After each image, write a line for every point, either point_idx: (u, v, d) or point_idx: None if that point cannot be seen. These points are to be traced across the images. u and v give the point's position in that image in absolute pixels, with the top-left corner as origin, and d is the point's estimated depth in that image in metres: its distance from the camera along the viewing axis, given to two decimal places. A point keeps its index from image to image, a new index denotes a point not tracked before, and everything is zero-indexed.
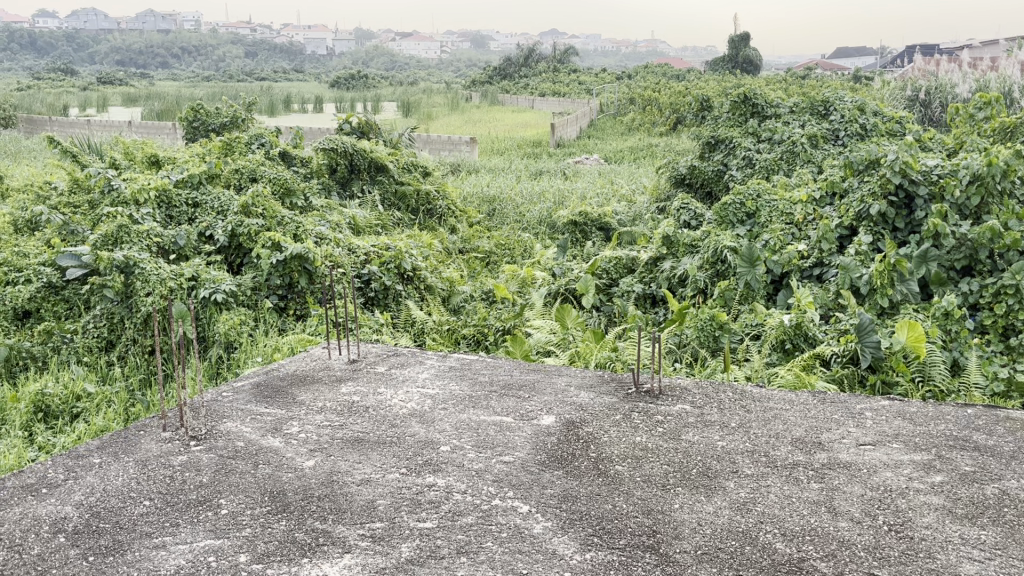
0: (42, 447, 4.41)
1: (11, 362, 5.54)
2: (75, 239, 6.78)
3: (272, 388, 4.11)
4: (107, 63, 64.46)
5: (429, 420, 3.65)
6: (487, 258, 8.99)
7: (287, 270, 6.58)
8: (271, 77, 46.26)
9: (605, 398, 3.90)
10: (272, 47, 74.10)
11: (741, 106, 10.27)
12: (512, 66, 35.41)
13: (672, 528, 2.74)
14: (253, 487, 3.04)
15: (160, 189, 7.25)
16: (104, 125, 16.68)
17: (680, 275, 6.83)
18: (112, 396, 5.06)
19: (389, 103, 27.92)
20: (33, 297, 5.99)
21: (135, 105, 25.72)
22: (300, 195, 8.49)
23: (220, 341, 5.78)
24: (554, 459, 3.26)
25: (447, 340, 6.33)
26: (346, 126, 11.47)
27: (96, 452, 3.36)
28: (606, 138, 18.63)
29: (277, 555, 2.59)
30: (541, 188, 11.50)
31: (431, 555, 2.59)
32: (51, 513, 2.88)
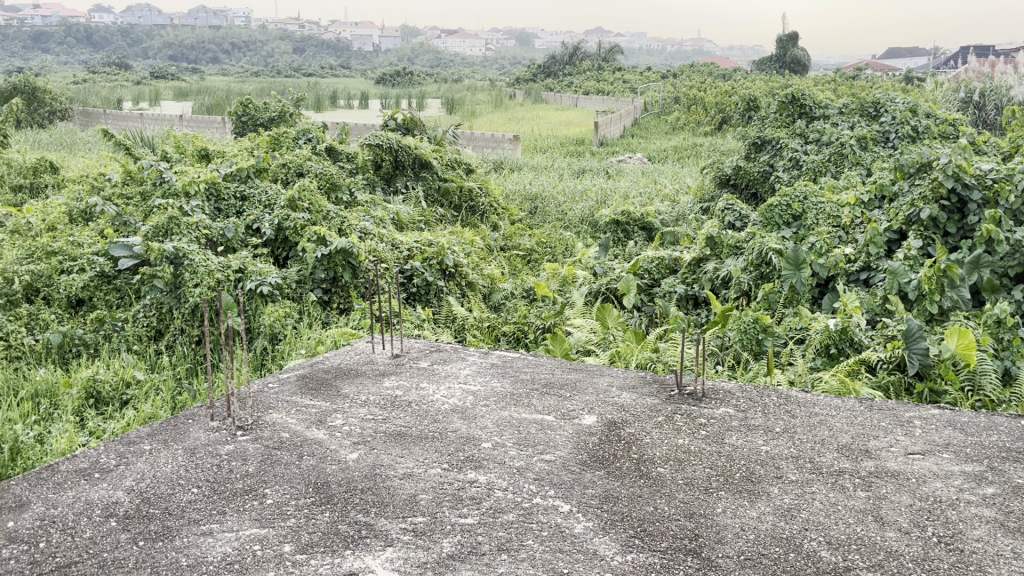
0: (93, 432, 4.52)
1: (64, 349, 5.68)
2: (127, 229, 6.93)
3: (317, 380, 4.16)
4: (159, 57, 65.71)
5: (471, 416, 3.67)
6: (528, 255, 8.98)
7: (331, 264, 6.66)
8: (319, 73, 46.84)
9: (647, 399, 3.88)
10: (319, 44, 74.93)
11: (789, 106, 10.14)
12: (557, 64, 35.37)
13: (715, 532, 2.72)
14: (298, 477, 3.08)
15: (210, 182, 7.39)
16: (155, 118, 17.03)
17: (723, 277, 6.76)
18: (160, 384, 5.17)
19: (433, 100, 28.03)
20: (87, 286, 6.13)
21: (186, 100, 26.27)
22: (345, 190, 8.58)
23: (265, 332, 5.87)
24: (596, 459, 3.25)
25: (487, 337, 6.36)
26: (391, 123, 11.55)
27: (146, 439, 3.44)
28: (650, 137, 18.51)
29: (321, 546, 2.63)
30: (583, 186, 11.47)
31: (472, 551, 2.60)
32: (103, 497, 2.95)
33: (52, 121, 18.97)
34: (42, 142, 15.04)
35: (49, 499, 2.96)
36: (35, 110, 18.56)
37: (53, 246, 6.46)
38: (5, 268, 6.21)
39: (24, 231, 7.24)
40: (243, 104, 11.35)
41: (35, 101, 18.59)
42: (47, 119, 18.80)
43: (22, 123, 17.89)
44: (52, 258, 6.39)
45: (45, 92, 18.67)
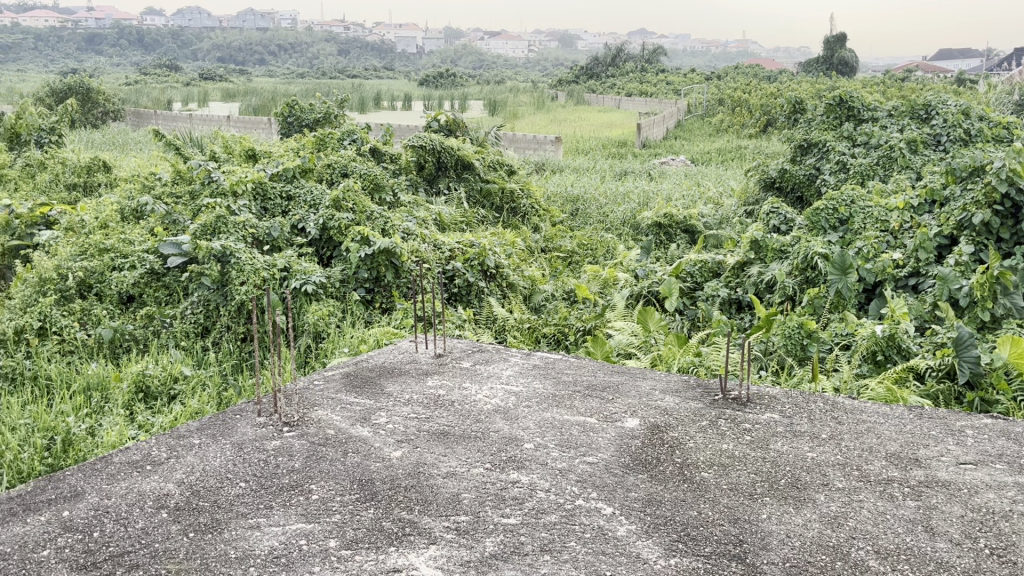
0: (142, 425, 4.61)
1: (115, 344, 5.80)
2: (176, 228, 7.07)
3: (361, 378, 4.21)
4: (207, 58, 66.89)
5: (514, 417, 3.68)
6: (569, 258, 8.96)
7: (375, 264, 6.72)
8: (363, 74, 47.25)
9: (691, 403, 3.85)
10: (363, 46, 75.67)
11: (836, 108, 10.00)
12: (600, 65, 35.25)
13: (760, 539, 2.69)
14: (343, 473, 3.12)
15: (256, 182, 7.51)
16: (204, 119, 17.35)
17: (768, 281, 6.68)
18: (207, 379, 5.26)
19: (475, 101, 28.12)
20: (137, 283, 6.26)
21: (234, 100, 26.74)
22: (389, 191, 8.65)
23: (309, 330, 5.95)
24: (638, 462, 3.24)
25: (528, 338, 6.37)
26: (435, 124, 11.61)
27: (196, 433, 3.51)
28: (693, 139, 18.35)
29: (365, 542, 2.66)
30: (626, 188, 11.42)
31: (515, 551, 2.60)
32: (154, 489, 3.02)
33: (105, 122, 19.44)
34: (94, 142, 15.41)
35: (102, 490, 3.03)
36: (89, 111, 19.05)
37: (106, 243, 6.57)
38: (60, 264, 6.27)
39: (77, 229, 7.31)
40: (289, 105, 11.49)
41: (89, 102, 19.09)
42: (100, 120, 19.25)
43: (77, 124, 18.37)
44: (104, 255, 6.50)
45: (99, 94, 19.13)
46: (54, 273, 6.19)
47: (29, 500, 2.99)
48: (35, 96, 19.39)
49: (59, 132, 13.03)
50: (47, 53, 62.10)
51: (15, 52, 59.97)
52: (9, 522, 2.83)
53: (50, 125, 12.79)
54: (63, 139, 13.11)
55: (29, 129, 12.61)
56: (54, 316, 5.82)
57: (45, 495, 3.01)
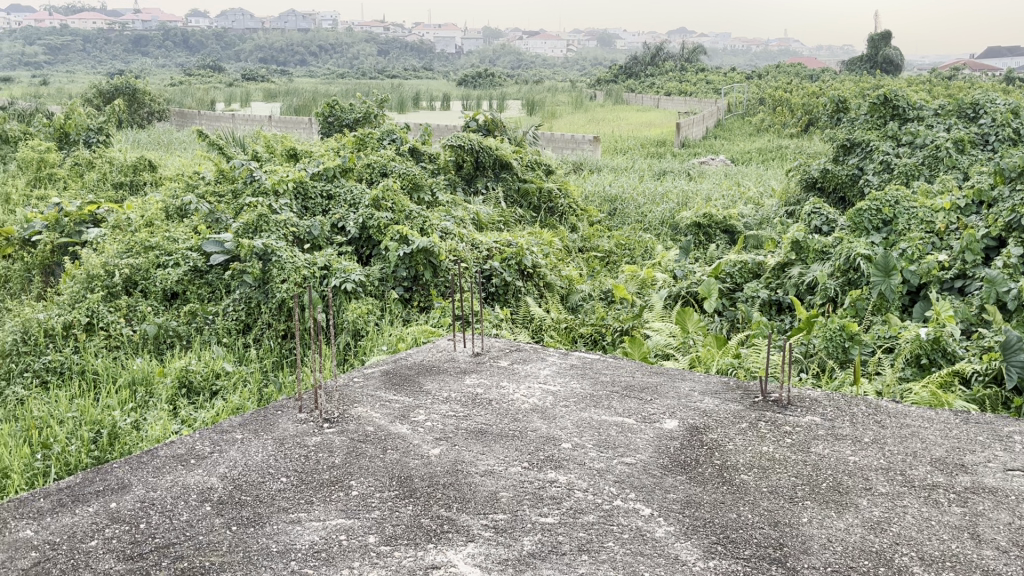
0: (185, 420, 4.69)
1: (159, 340, 5.91)
2: (219, 226, 7.18)
3: (401, 375, 4.25)
4: (250, 59, 67.80)
5: (551, 416, 3.68)
6: (607, 258, 8.92)
7: (413, 263, 6.77)
8: (402, 74, 47.48)
9: (730, 405, 3.82)
10: (402, 46, 76.17)
11: (881, 107, 9.83)
12: (639, 64, 35.01)
13: (801, 542, 2.66)
14: (382, 470, 3.15)
15: (297, 181, 7.61)
16: (246, 118, 17.58)
17: (809, 283, 6.58)
18: (248, 376, 5.34)
19: (513, 101, 28.15)
20: (181, 280, 6.37)
21: (275, 101, 27.09)
22: (427, 190, 8.70)
23: (348, 328, 6.00)
24: (678, 464, 3.22)
25: (565, 338, 6.37)
26: (473, 123, 11.63)
27: (239, 428, 3.57)
28: (733, 139, 18.18)
29: (404, 538, 2.68)
30: (664, 188, 11.35)
31: (553, 551, 2.61)
32: (198, 482, 3.07)
33: (151, 122, 19.79)
34: (140, 142, 15.71)
35: (148, 482, 3.09)
36: (135, 111, 19.42)
37: (151, 241, 6.68)
38: (106, 261, 6.38)
39: (124, 227, 7.44)
40: (330, 105, 11.60)
41: (136, 102, 19.45)
42: (146, 120, 19.60)
43: (123, 124, 18.74)
44: (150, 252, 6.61)
45: (145, 94, 19.47)
46: (101, 269, 6.31)
47: (78, 491, 3.06)
48: (84, 97, 19.83)
49: (106, 131, 13.30)
50: (95, 54, 63.42)
51: (64, 54, 61.35)
52: (59, 512, 2.90)
53: (97, 124, 13.06)
54: (110, 138, 13.38)
55: (78, 128, 12.89)
56: (101, 311, 5.94)
57: (93, 487, 3.08)
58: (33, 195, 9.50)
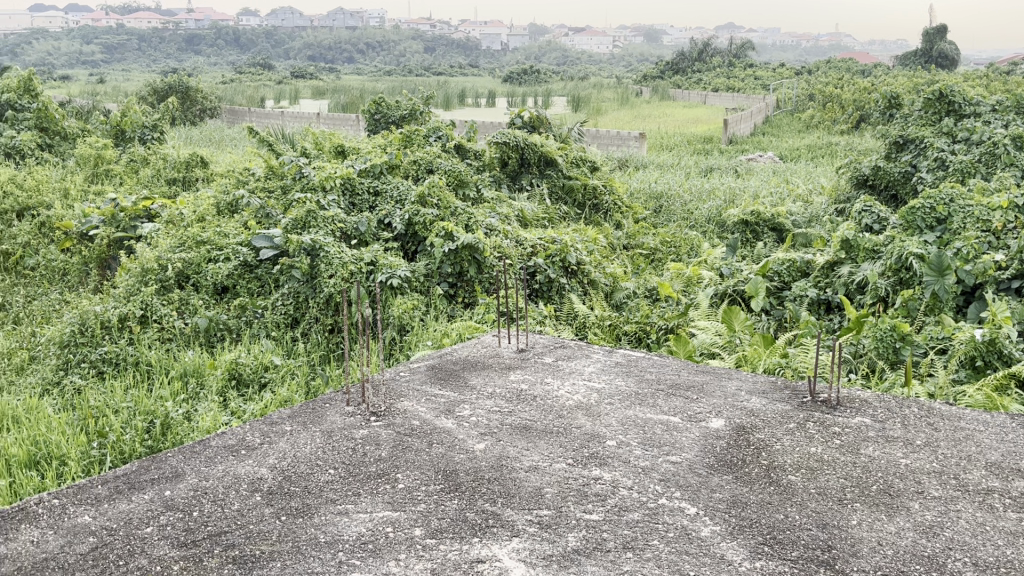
0: (234, 412, 4.78)
1: (210, 332, 6.03)
2: (269, 221, 7.30)
3: (446, 370, 4.27)
4: (299, 56, 68.67)
5: (596, 413, 3.67)
6: (652, 255, 8.87)
7: (458, 258, 6.81)
8: (449, 72, 47.63)
9: (778, 405, 3.77)
10: (448, 42, 76.48)
11: (935, 103, 9.60)
12: (686, 60, 34.62)
13: (850, 545, 2.62)
14: (428, 464, 3.17)
15: (346, 177, 7.70)
16: (295, 115, 17.81)
17: (859, 282, 6.46)
18: (296, 368, 5.42)
19: (559, 98, 28.09)
20: (231, 274, 6.48)
21: (323, 99, 27.42)
22: (473, 186, 8.73)
23: (394, 323, 6.06)
24: (724, 463, 3.19)
25: (609, 335, 6.35)
26: (518, 120, 11.63)
27: (288, 420, 3.62)
28: (782, 135, 17.92)
29: (450, 531, 2.70)
30: (711, 185, 11.24)
31: (597, 547, 2.60)
32: (249, 472, 3.14)
33: (203, 119, 20.18)
34: (192, 138, 16.03)
35: (201, 472, 3.16)
36: (188, 109, 19.80)
37: (202, 236, 6.81)
38: (160, 255, 6.52)
39: (177, 222, 7.60)
40: (377, 102, 11.70)
41: (188, 100, 19.83)
42: (198, 116, 19.98)
43: (177, 121, 19.14)
44: (201, 247, 6.74)
45: (197, 92, 19.83)
46: (155, 263, 6.45)
47: (134, 478, 3.14)
48: (139, 95, 20.30)
49: (161, 128, 13.61)
50: (149, 52, 64.85)
51: (120, 53, 62.83)
52: (115, 499, 2.98)
53: (152, 122, 13.35)
54: (164, 136, 13.69)
55: (133, 125, 13.20)
56: (155, 304, 6.07)
57: (149, 475, 3.16)
58: (91, 191, 9.76)
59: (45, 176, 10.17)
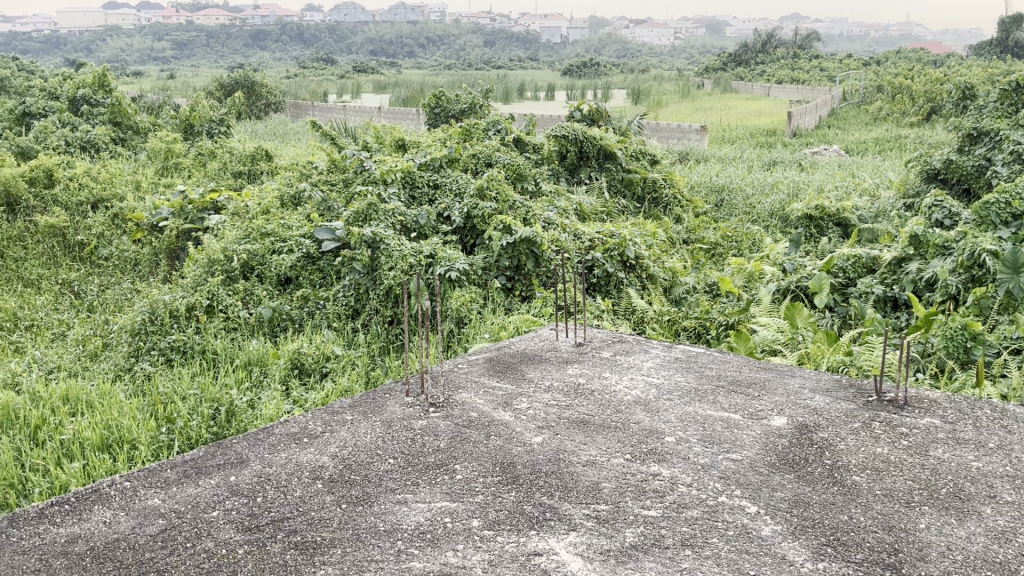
0: (296, 400, 4.88)
1: (274, 323, 6.15)
2: (331, 214, 7.42)
3: (504, 363, 4.28)
4: (361, 52, 69.47)
5: (654, 409, 3.64)
6: (712, 250, 8.76)
7: (516, 252, 6.82)
8: (509, 66, 47.47)
9: (842, 403, 3.69)
10: (508, 36, 76.54)
11: (1012, 95, 9.24)
12: (749, 52, 33.95)
13: (918, 549, 2.55)
14: (485, 456, 3.19)
15: (406, 171, 7.78)
16: (357, 109, 18.00)
17: (929, 279, 6.27)
18: (356, 359, 5.50)
19: (619, 91, 27.88)
20: (294, 266, 6.60)
21: (384, 92, 27.68)
22: (531, 180, 8.72)
23: (452, 315, 6.10)
24: (785, 462, 3.14)
25: (668, 331, 6.29)
26: (577, 113, 11.58)
27: (349, 410, 3.68)
28: (848, 128, 17.48)
29: (507, 524, 2.71)
30: (774, 179, 11.03)
31: (655, 544, 2.59)
32: (310, 460, 3.19)
33: (268, 114, 20.59)
34: (257, 132, 16.34)
35: (265, 459, 3.23)
36: (254, 103, 20.19)
37: (267, 228, 6.96)
38: (226, 246, 6.67)
39: (243, 214, 7.75)
40: (437, 96, 11.78)
41: (254, 95, 20.22)
42: (263, 111, 20.39)
43: (243, 116, 19.55)
44: (266, 239, 6.88)
45: (262, 87, 20.22)
46: (221, 254, 6.61)
47: (201, 464, 3.23)
48: (206, 89, 20.79)
49: (227, 123, 13.92)
50: (217, 49, 66.39)
51: (190, 49, 64.45)
52: (184, 483, 3.07)
53: (219, 115, 13.67)
54: (231, 130, 14.00)
55: (201, 120, 13.55)
56: (221, 294, 6.22)
57: (215, 461, 3.25)
58: (160, 183, 10.03)
59: (118, 169, 10.49)
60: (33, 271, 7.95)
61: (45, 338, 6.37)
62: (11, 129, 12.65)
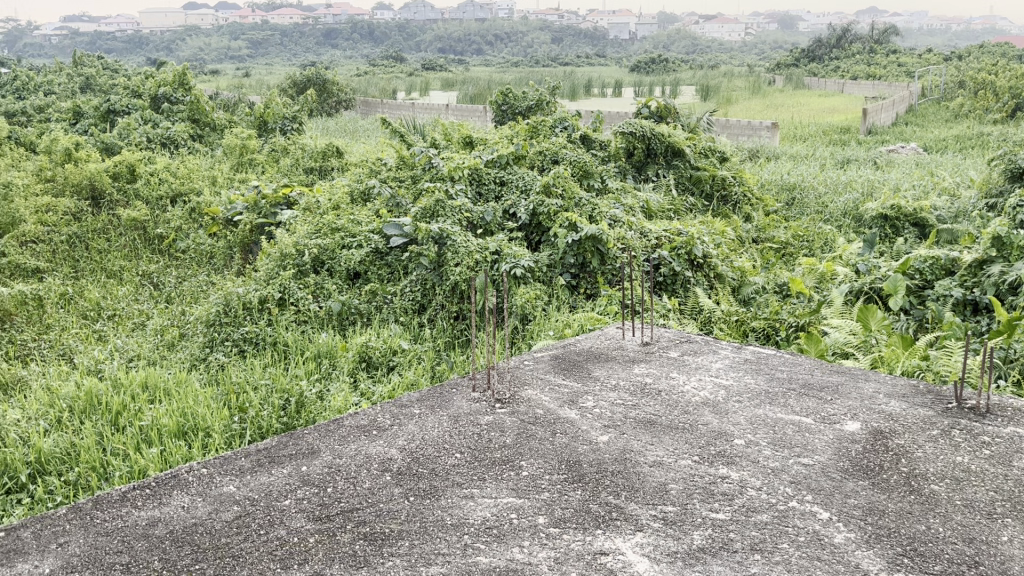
0: (364, 393, 4.96)
1: (343, 316, 6.25)
2: (399, 210, 7.51)
3: (570, 361, 4.28)
4: (429, 49, 70.04)
5: (722, 411, 3.58)
6: (782, 249, 8.58)
7: (581, 250, 6.80)
8: (576, 63, 47.33)
9: (920, 409, 3.58)
10: (576, 32, 76.29)
11: None
12: (824, 47, 33.09)
13: (1000, 563, 2.46)
14: (552, 453, 3.19)
15: (473, 168, 7.84)
16: (425, 106, 18.15)
17: (1012, 282, 6.01)
18: (422, 353, 5.56)
19: (688, 87, 27.50)
20: (363, 260, 6.70)
21: (453, 88, 27.85)
22: (598, 178, 8.67)
23: (517, 312, 6.12)
24: (859, 468, 3.05)
25: (736, 332, 6.19)
26: (645, 110, 11.46)
27: (416, 403, 3.72)
28: (927, 126, 16.93)
29: (573, 522, 2.70)
30: (848, 177, 10.75)
31: (724, 547, 2.55)
32: (379, 453, 3.24)
33: (338, 111, 20.91)
34: (328, 129, 16.62)
35: (335, 450, 3.29)
36: (325, 101, 20.55)
37: (337, 223, 7.08)
38: (298, 241, 6.81)
39: (314, 210, 7.90)
40: (504, 93, 11.80)
41: (325, 92, 20.58)
42: (334, 108, 20.73)
43: (314, 113, 19.90)
44: (336, 234, 7.00)
45: (333, 84, 20.55)
46: (293, 249, 6.75)
47: (274, 453, 3.31)
48: (280, 87, 21.24)
49: (300, 119, 14.21)
50: (291, 47, 67.78)
51: (264, 47, 65.90)
52: (257, 471, 3.14)
53: (292, 113, 13.96)
54: (303, 126, 14.29)
55: (274, 117, 13.84)
56: (292, 288, 6.35)
57: (287, 450, 3.32)
58: (236, 179, 10.30)
59: (195, 164, 10.80)
60: (115, 263, 8.25)
61: (126, 327, 6.60)
62: (96, 126, 13.13)
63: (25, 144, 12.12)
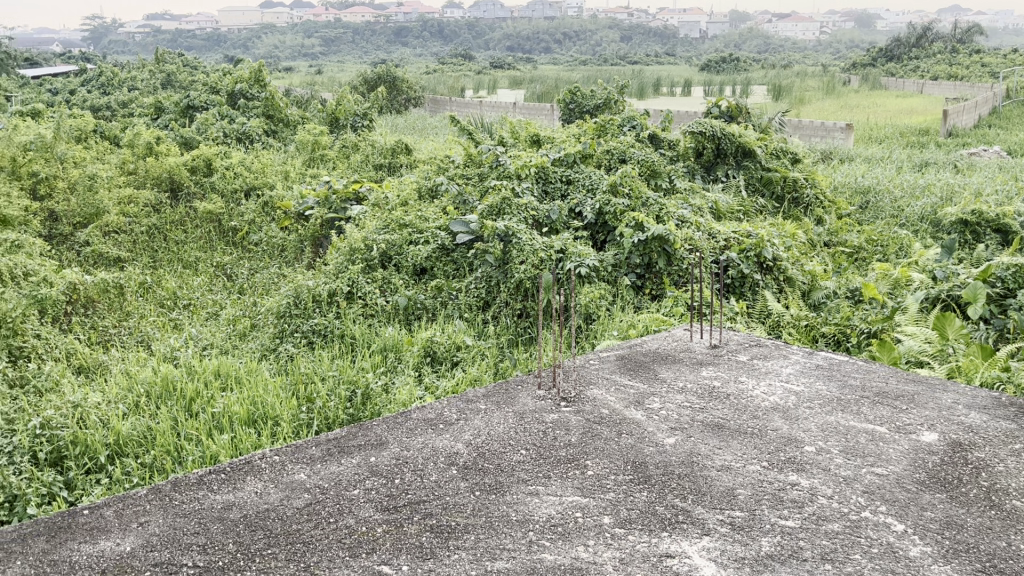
0: (428, 387, 5.01)
1: (409, 311, 6.32)
2: (466, 208, 7.56)
3: (636, 362, 4.25)
4: (498, 48, 70.35)
5: (793, 417, 3.51)
6: (855, 253, 8.37)
7: (647, 250, 6.74)
8: (644, 61, 46.97)
9: (1001, 422, 3.44)
10: (646, 31, 75.78)
11: None
12: (902, 46, 32.14)
13: None
14: (617, 453, 3.17)
15: (540, 166, 7.84)
16: (493, 104, 18.26)
17: None
18: (486, 350, 5.59)
19: (760, 87, 27.02)
20: (430, 256, 6.76)
21: (521, 87, 27.94)
22: (666, 177, 8.58)
23: (581, 311, 6.10)
24: (937, 480, 2.96)
25: (805, 337, 6.06)
26: (715, 110, 11.31)
27: (482, 399, 3.74)
28: (1012, 128, 16.29)
29: (639, 523, 2.69)
30: (926, 180, 10.42)
31: (793, 555, 2.50)
32: (446, 446, 3.27)
33: (407, 108, 21.15)
34: (398, 126, 16.84)
35: (403, 442, 3.33)
36: (395, 98, 20.81)
37: (405, 219, 7.16)
38: (366, 236, 6.91)
39: (383, 205, 8.00)
40: (572, 92, 11.79)
41: (395, 90, 20.86)
42: (403, 105, 20.99)
43: (384, 109, 20.18)
44: (404, 230, 7.08)
45: (404, 83, 20.80)
46: (362, 243, 6.85)
47: (344, 443, 3.37)
48: (351, 86, 21.62)
49: (370, 116, 14.43)
50: (362, 45, 68.85)
51: (336, 45, 67.11)
52: (327, 461, 3.21)
53: (363, 110, 14.20)
54: (374, 123, 14.51)
55: (346, 113, 14.12)
56: (360, 282, 6.45)
57: (356, 441, 3.37)
58: (307, 174, 10.50)
59: (269, 160, 11.07)
60: (191, 253, 8.50)
61: (201, 316, 6.80)
62: (176, 121, 13.54)
63: (109, 137, 12.57)
